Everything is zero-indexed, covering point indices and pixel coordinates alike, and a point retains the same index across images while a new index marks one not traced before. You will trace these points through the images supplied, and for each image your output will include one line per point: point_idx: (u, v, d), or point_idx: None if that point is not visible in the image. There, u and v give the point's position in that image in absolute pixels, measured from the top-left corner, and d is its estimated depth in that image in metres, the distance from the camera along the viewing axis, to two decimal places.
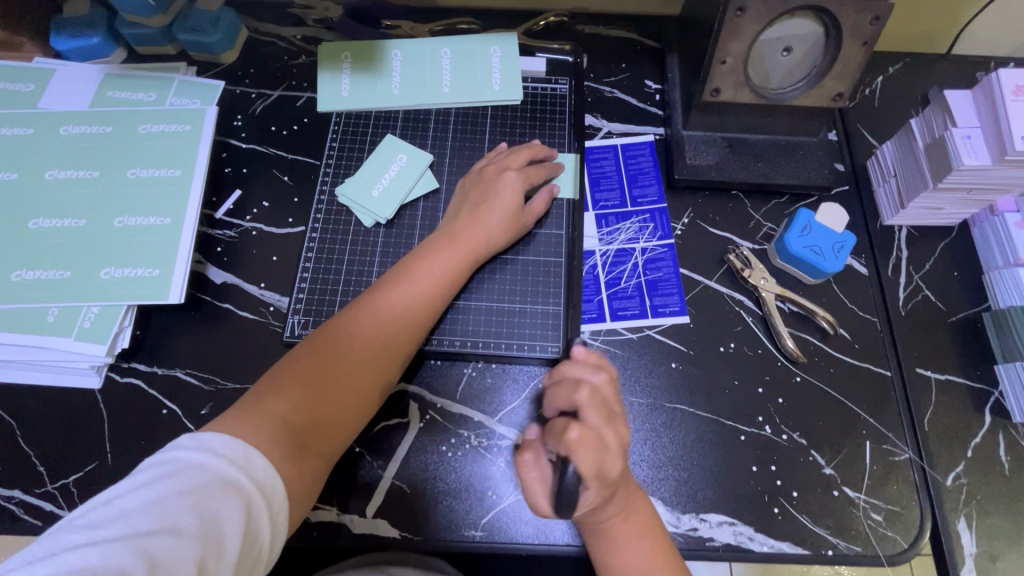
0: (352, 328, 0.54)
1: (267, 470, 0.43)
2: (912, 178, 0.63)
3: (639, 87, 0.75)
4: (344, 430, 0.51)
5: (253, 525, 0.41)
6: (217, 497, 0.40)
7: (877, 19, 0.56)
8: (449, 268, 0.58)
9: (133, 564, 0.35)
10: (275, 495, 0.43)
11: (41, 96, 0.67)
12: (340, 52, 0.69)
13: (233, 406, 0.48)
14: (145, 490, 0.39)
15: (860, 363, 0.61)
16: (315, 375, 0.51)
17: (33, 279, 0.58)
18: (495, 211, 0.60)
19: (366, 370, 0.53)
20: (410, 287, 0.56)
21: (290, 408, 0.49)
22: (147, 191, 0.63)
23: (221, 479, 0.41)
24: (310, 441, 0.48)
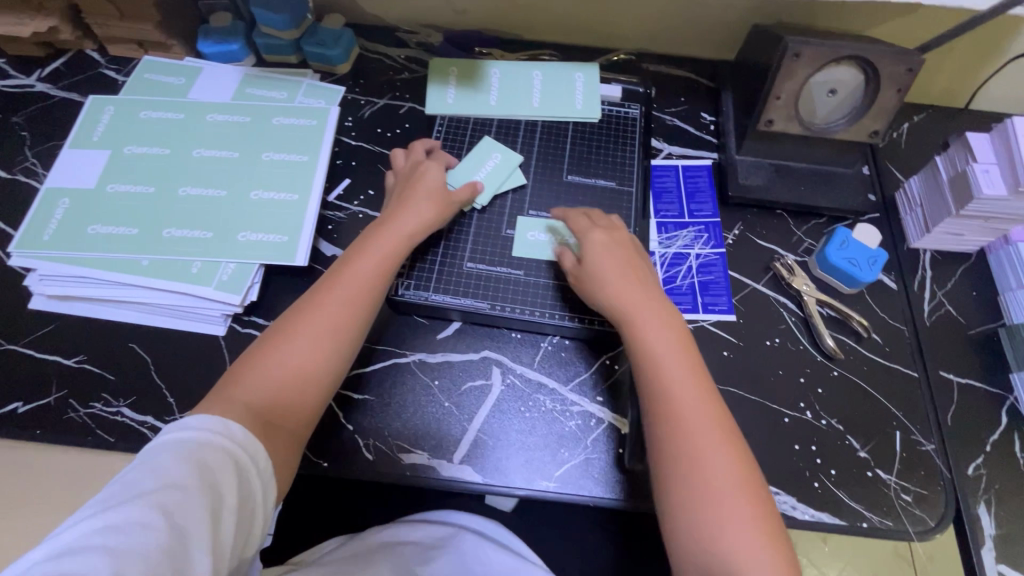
0: (312, 315, 0.56)
1: (249, 438, 0.49)
2: (937, 206, 0.73)
3: (696, 118, 0.86)
4: (306, 407, 0.54)
5: (243, 476, 0.47)
6: (212, 463, 0.45)
7: (910, 70, 0.67)
8: (387, 254, 0.61)
9: (152, 517, 0.40)
10: (259, 454, 0.49)
11: (190, 89, 0.79)
12: (448, 68, 0.82)
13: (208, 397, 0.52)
14: (145, 464, 0.43)
15: (892, 364, 0.69)
16: (276, 360, 0.54)
17: (182, 236, 0.68)
18: (424, 199, 0.66)
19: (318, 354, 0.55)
20: (356, 273, 0.59)
21: (259, 396, 0.52)
22: (278, 171, 0.73)
23: (212, 446, 0.46)
24: (274, 423, 0.52)
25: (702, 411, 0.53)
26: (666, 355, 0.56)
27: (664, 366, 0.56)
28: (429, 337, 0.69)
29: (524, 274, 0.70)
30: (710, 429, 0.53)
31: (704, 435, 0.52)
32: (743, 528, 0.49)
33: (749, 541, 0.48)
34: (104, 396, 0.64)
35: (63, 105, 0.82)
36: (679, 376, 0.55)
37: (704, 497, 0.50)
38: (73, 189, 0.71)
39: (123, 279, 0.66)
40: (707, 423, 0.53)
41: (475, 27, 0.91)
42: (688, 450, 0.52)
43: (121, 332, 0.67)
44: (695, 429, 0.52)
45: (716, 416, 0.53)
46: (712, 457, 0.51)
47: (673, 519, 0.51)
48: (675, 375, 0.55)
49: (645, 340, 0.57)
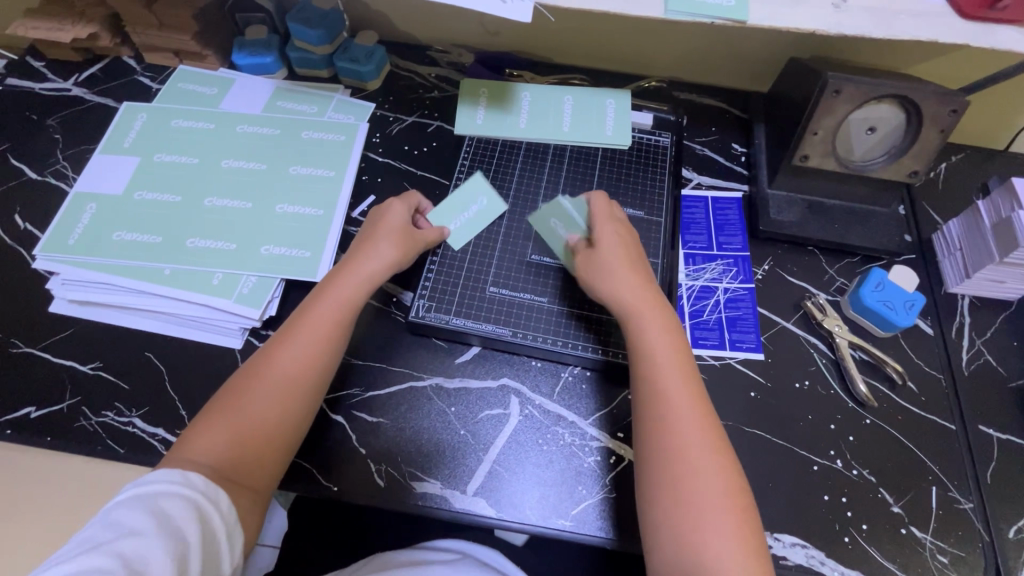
0: (269, 368, 0.56)
1: (207, 483, 0.49)
2: (979, 252, 0.71)
3: (726, 149, 0.85)
4: (271, 461, 0.54)
5: (206, 518, 0.48)
6: (170, 507, 0.46)
7: (954, 112, 0.65)
8: (346, 305, 0.61)
9: (110, 563, 0.41)
10: (225, 503, 0.50)
11: (222, 99, 0.80)
12: (478, 89, 0.81)
13: (173, 447, 0.53)
14: (105, 516, 0.45)
15: (927, 414, 0.66)
16: (236, 416, 0.54)
17: (205, 246, 0.68)
18: (385, 243, 0.65)
19: (277, 401, 0.55)
20: (313, 323, 0.59)
21: (222, 444, 0.52)
22: (305, 185, 0.73)
23: (176, 497, 0.47)
24: (238, 472, 0.52)
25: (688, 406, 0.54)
26: (662, 353, 0.57)
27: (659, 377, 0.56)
28: (448, 361, 0.68)
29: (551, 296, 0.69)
30: (695, 426, 0.54)
31: (694, 430, 0.53)
32: (712, 516, 0.49)
33: (723, 533, 0.49)
34: (117, 406, 0.63)
35: (98, 110, 0.83)
36: (674, 377, 0.56)
37: (688, 484, 0.51)
38: (101, 194, 0.71)
39: (144, 288, 0.65)
40: (692, 419, 0.54)
41: (507, 48, 0.91)
42: (676, 444, 0.53)
43: (138, 340, 0.66)
44: (682, 425, 0.53)
45: (702, 416, 0.54)
46: (698, 453, 0.52)
47: (654, 503, 0.52)
48: (668, 371, 0.57)
49: (648, 338, 0.59)
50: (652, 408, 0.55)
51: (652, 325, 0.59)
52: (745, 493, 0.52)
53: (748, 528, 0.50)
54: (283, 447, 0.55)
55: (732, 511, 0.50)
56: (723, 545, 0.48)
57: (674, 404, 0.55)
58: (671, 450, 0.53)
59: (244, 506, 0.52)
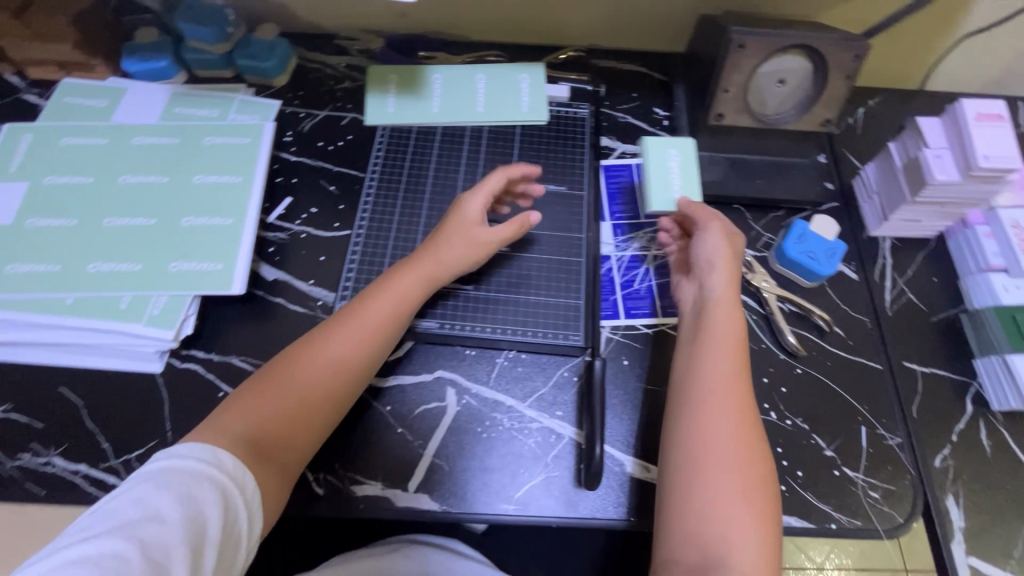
0: (320, 352, 0.57)
1: (237, 463, 0.49)
2: (893, 193, 0.72)
3: (649, 114, 0.84)
4: (303, 441, 0.55)
5: (228, 500, 0.47)
6: (193, 488, 0.46)
7: (857, 57, 0.66)
8: (405, 293, 0.61)
9: (127, 547, 0.40)
10: (251, 486, 0.49)
11: (114, 111, 0.75)
12: (387, 76, 0.78)
13: (211, 414, 0.54)
14: (127, 495, 0.44)
15: (855, 357, 0.68)
16: (274, 394, 0.55)
17: (108, 269, 0.64)
18: (452, 255, 0.63)
19: (323, 385, 0.56)
20: (371, 315, 0.60)
21: (258, 420, 0.53)
22: (212, 195, 0.69)
23: (198, 476, 0.46)
24: (269, 450, 0.53)
25: (723, 418, 0.55)
26: (714, 366, 0.58)
27: (709, 377, 0.57)
28: None
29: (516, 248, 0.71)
30: (739, 441, 0.54)
31: (735, 440, 0.54)
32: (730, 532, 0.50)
33: (745, 545, 0.50)
34: (33, 446, 0.60)
35: None
36: (723, 395, 0.56)
37: (723, 502, 0.51)
38: None
39: (46, 320, 0.62)
40: (738, 434, 0.54)
41: (418, 30, 0.88)
42: (706, 464, 0.53)
43: (49, 375, 0.63)
44: (721, 438, 0.54)
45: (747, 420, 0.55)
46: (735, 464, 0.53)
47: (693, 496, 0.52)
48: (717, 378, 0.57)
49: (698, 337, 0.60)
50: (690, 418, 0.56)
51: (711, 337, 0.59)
52: (768, 496, 0.52)
53: (765, 538, 0.50)
54: (314, 434, 0.56)
55: (756, 518, 0.51)
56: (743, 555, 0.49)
57: (704, 425, 0.55)
58: (701, 463, 0.53)
59: (266, 487, 0.51)
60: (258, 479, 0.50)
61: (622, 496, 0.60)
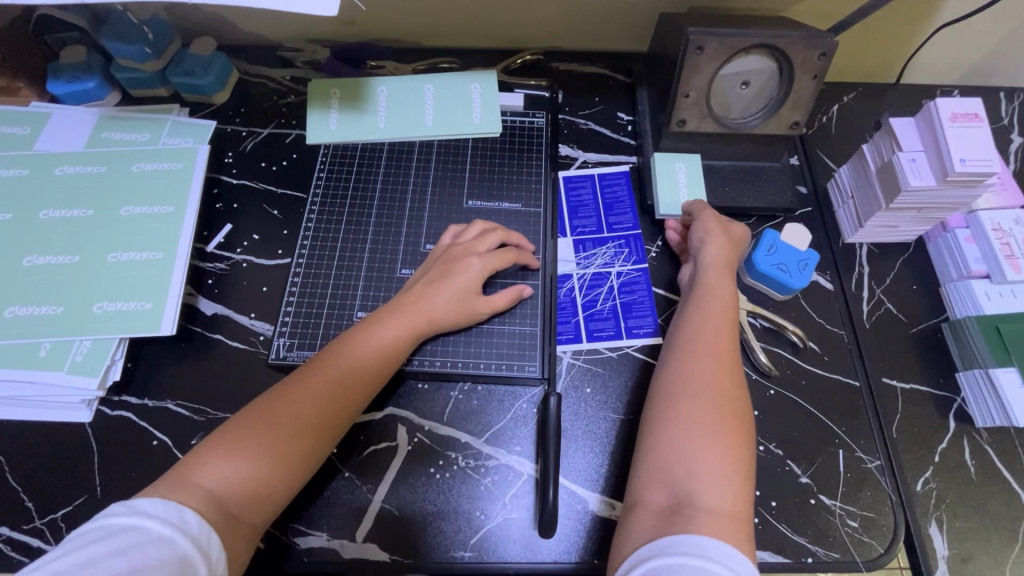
0: (297, 401, 0.53)
1: (201, 523, 0.45)
2: (867, 198, 0.68)
3: (611, 119, 0.79)
4: (270, 500, 0.50)
5: (189, 569, 0.42)
6: (154, 555, 0.41)
7: (824, 55, 0.61)
8: (392, 343, 0.58)
9: None
10: (216, 551, 0.44)
11: (36, 139, 0.70)
12: (330, 90, 0.73)
13: (171, 469, 0.49)
14: (77, 553, 0.39)
15: (831, 374, 0.64)
16: (246, 449, 0.50)
17: (27, 314, 0.59)
18: (449, 301, 0.60)
19: (297, 441, 0.52)
20: (354, 364, 0.56)
21: (225, 476, 0.49)
22: (141, 228, 0.65)
23: (161, 540, 0.42)
24: (236, 512, 0.48)
25: (711, 379, 0.52)
26: (704, 343, 0.54)
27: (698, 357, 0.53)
28: None
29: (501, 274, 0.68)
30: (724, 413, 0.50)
31: (721, 384, 0.51)
32: (703, 464, 0.47)
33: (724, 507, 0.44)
34: None
35: None
36: (710, 369, 0.52)
37: (701, 434, 0.48)
38: None
39: None
40: (723, 404, 0.50)
41: (366, 39, 0.83)
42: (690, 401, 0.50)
43: None
44: (705, 377, 0.52)
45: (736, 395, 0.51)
46: (719, 407, 0.50)
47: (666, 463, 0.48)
48: (712, 331, 0.55)
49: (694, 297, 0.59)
50: (680, 360, 0.54)
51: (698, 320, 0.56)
52: (747, 443, 0.49)
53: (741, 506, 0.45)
54: (287, 485, 0.51)
55: (733, 458, 0.47)
56: (715, 492, 0.45)
57: (686, 377, 0.52)
58: (683, 398, 0.51)
59: (231, 553, 0.46)
60: (224, 543, 0.46)
61: (585, 537, 0.56)
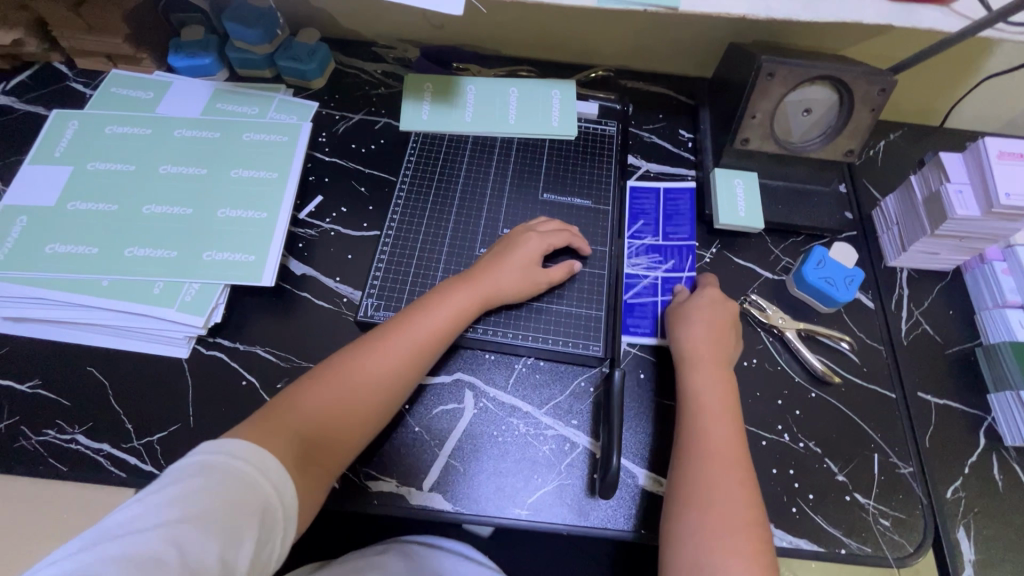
0: (367, 359, 0.58)
1: (280, 469, 0.48)
2: (912, 225, 0.73)
3: (673, 135, 0.86)
4: (341, 445, 0.55)
5: (267, 509, 0.46)
6: (236, 495, 0.45)
7: (883, 91, 0.67)
8: (455, 310, 0.63)
9: (166, 553, 0.40)
10: (290, 494, 0.48)
11: (158, 103, 0.77)
12: (423, 84, 0.80)
13: (254, 415, 0.53)
14: (170, 490, 0.44)
15: (870, 384, 0.69)
16: (321, 397, 0.55)
17: (144, 255, 0.66)
18: (512, 279, 0.65)
19: (366, 392, 0.56)
20: (420, 327, 0.61)
21: (301, 423, 0.53)
22: (247, 189, 0.71)
23: (243, 481, 0.46)
24: (312, 456, 0.52)
25: (726, 466, 0.55)
26: (718, 430, 0.57)
27: (710, 435, 0.57)
28: None
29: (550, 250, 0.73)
30: (737, 486, 0.54)
31: (736, 478, 0.54)
32: (731, 565, 0.50)
33: None
34: (60, 423, 0.61)
35: (31, 119, 0.80)
36: (722, 446, 0.56)
37: (727, 534, 0.51)
38: (30, 207, 0.68)
39: (80, 301, 0.63)
40: (734, 485, 0.54)
41: (452, 42, 0.91)
42: (699, 506, 0.53)
43: (79, 355, 0.64)
44: (720, 483, 0.54)
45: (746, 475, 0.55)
46: (737, 505, 0.53)
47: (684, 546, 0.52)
48: (715, 419, 0.58)
49: (691, 383, 0.61)
50: (693, 452, 0.56)
51: (707, 388, 0.60)
52: (761, 538, 0.52)
53: None
54: (354, 433, 0.55)
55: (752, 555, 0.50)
56: None
57: (705, 466, 0.55)
58: (702, 514, 0.52)
59: (305, 496, 0.50)
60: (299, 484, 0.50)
61: (634, 507, 0.60)
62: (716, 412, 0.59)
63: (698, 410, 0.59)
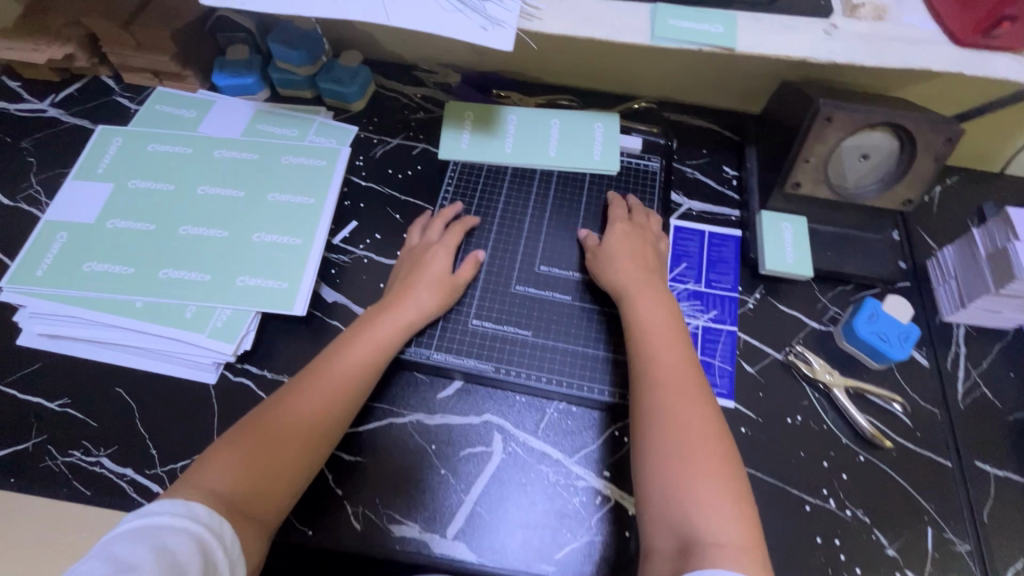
0: (300, 396, 0.55)
1: (214, 515, 0.47)
2: (974, 281, 0.69)
3: (717, 172, 0.83)
4: (284, 486, 0.52)
5: (207, 552, 0.45)
6: (173, 540, 0.44)
7: (949, 140, 0.64)
8: (380, 338, 0.61)
9: None
10: (230, 538, 0.47)
11: (200, 122, 0.78)
12: (464, 113, 0.80)
13: (185, 472, 0.50)
14: (99, 555, 0.41)
15: (922, 450, 0.64)
16: (261, 438, 0.53)
17: (177, 277, 0.65)
18: (426, 289, 0.64)
19: (308, 429, 0.54)
20: (345, 355, 0.59)
21: (238, 468, 0.50)
22: (282, 213, 0.71)
23: (178, 527, 0.45)
24: (248, 506, 0.50)
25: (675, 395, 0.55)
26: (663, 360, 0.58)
27: (652, 366, 0.58)
28: (429, 396, 0.65)
29: (584, 283, 0.70)
30: (691, 408, 0.54)
31: (678, 409, 0.54)
32: (707, 490, 0.50)
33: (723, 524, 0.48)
34: (85, 444, 0.61)
35: (76, 133, 0.81)
36: (666, 371, 0.57)
37: (678, 465, 0.51)
38: (70, 223, 0.69)
39: (113, 321, 0.63)
40: (690, 410, 0.54)
41: (493, 68, 0.89)
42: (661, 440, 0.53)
43: (108, 375, 0.64)
44: (673, 409, 0.54)
45: (695, 397, 0.55)
46: (695, 438, 0.52)
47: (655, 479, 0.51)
48: (655, 351, 0.59)
49: (635, 319, 0.62)
50: (641, 397, 0.56)
51: (643, 321, 0.61)
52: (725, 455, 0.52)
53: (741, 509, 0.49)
54: (297, 473, 0.53)
55: (721, 479, 0.50)
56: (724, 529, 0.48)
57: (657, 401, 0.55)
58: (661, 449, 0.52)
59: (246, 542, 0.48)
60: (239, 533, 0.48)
61: None
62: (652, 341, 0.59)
63: (638, 344, 0.60)
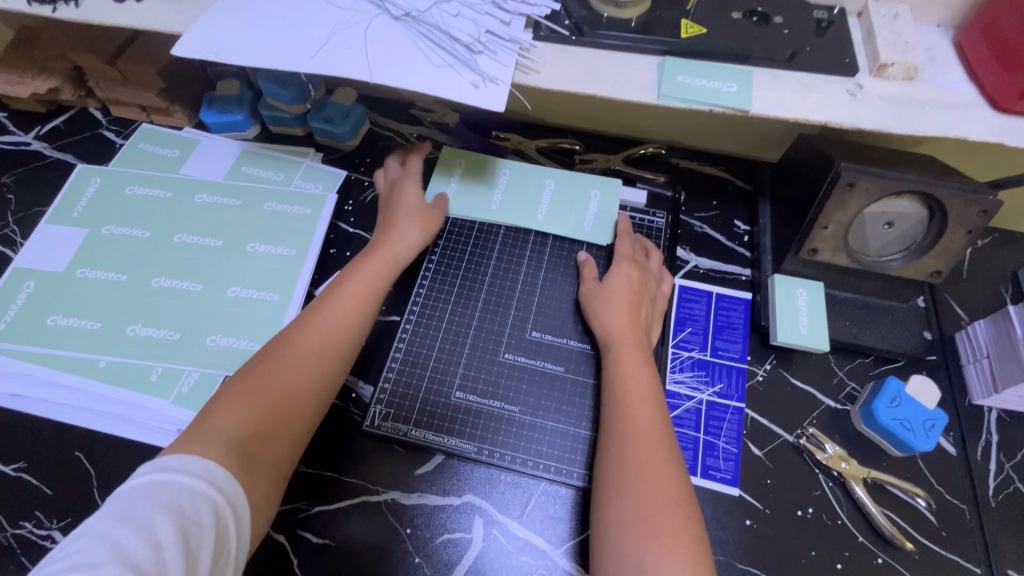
0: (298, 339, 0.54)
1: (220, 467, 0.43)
2: (1008, 364, 0.62)
3: (728, 226, 0.78)
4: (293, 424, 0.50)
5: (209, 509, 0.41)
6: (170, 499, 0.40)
7: (984, 212, 0.58)
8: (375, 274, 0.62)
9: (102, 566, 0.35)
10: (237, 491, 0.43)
11: (183, 164, 0.75)
12: (455, 160, 0.76)
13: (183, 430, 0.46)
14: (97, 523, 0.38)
15: (947, 553, 0.58)
16: (262, 385, 0.50)
17: (145, 335, 0.62)
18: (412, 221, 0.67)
19: (310, 362, 0.53)
20: (347, 292, 0.59)
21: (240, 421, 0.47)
22: (260, 266, 0.67)
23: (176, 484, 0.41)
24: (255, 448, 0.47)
25: (645, 434, 0.53)
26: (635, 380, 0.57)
27: (627, 407, 0.55)
28: (407, 472, 0.60)
29: (580, 355, 0.65)
30: (657, 455, 0.51)
31: (647, 451, 0.51)
32: (660, 543, 0.46)
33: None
34: (37, 515, 0.56)
35: (58, 168, 0.78)
36: (640, 414, 0.54)
37: (638, 508, 0.48)
38: (41, 271, 0.66)
39: (74, 383, 0.59)
40: (656, 453, 0.51)
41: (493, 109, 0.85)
42: (623, 484, 0.50)
43: (65, 438, 0.59)
44: (638, 451, 0.51)
45: (664, 446, 0.52)
46: (658, 485, 0.49)
47: (611, 526, 0.49)
48: (635, 398, 0.56)
49: (616, 366, 0.59)
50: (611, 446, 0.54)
51: (624, 359, 0.59)
52: (688, 512, 0.48)
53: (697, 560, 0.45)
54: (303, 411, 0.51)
55: (677, 529, 0.47)
56: None
57: (622, 443, 0.53)
58: (621, 488, 0.50)
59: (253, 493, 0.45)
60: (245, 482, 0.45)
61: None
62: (630, 380, 0.57)
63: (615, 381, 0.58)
